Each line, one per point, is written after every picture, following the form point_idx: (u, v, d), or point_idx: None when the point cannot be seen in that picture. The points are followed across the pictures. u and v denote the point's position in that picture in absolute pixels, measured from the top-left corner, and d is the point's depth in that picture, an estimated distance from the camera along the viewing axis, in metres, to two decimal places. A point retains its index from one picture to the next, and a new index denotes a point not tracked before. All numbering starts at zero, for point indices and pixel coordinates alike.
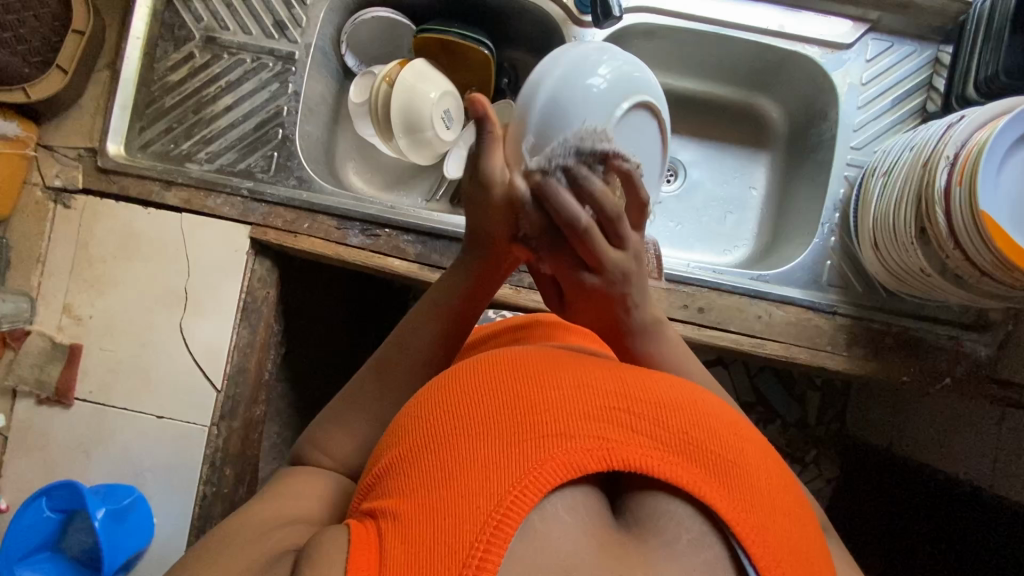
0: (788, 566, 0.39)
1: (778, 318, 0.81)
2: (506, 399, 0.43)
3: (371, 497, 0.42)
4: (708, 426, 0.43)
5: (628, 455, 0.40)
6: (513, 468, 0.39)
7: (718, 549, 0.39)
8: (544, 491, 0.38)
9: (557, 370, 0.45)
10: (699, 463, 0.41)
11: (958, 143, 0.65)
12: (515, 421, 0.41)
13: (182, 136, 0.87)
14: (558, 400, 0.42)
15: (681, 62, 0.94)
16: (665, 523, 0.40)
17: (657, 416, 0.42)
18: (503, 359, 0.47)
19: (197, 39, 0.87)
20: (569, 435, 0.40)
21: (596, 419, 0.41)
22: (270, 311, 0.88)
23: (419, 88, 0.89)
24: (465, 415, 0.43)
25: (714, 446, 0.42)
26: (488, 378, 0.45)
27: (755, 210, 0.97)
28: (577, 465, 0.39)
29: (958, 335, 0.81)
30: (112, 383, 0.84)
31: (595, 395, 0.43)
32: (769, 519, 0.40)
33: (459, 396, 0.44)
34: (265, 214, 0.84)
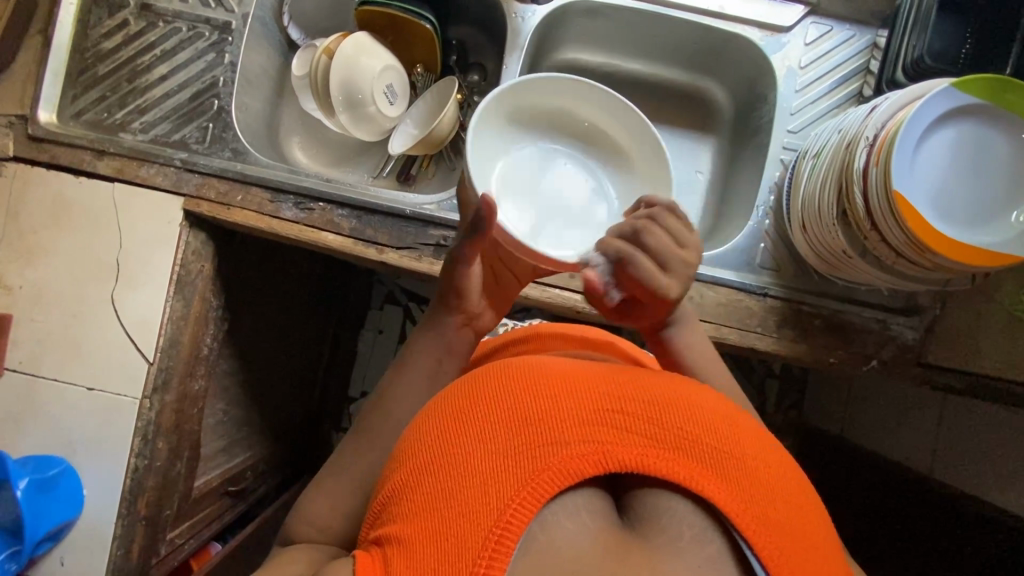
0: (791, 552, 0.40)
1: (710, 299, 0.81)
2: (499, 414, 0.44)
3: (378, 524, 0.45)
4: (704, 421, 0.44)
5: (622, 456, 0.41)
6: (512, 482, 0.40)
7: (720, 543, 0.40)
8: (545, 499, 0.40)
9: (550, 376, 0.46)
10: (695, 458, 0.42)
11: (879, 123, 0.65)
12: (509, 435, 0.43)
13: (115, 105, 0.85)
14: (551, 407, 0.43)
15: (628, 41, 0.94)
16: (670, 521, 0.41)
17: (650, 416, 0.43)
18: (493, 372, 0.49)
19: (132, 6, 0.86)
20: (566, 443, 0.42)
21: (589, 424, 0.42)
22: (205, 283, 0.88)
23: (360, 61, 0.88)
24: (462, 433, 0.44)
25: (710, 439, 0.43)
26: (484, 394, 0.46)
27: (701, 193, 0.98)
28: (576, 470, 0.41)
29: (885, 318, 0.82)
30: (42, 354, 0.83)
31: (588, 399, 0.44)
32: (770, 509, 0.41)
33: (454, 417, 0.46)
34: (198, 185, 0.83)
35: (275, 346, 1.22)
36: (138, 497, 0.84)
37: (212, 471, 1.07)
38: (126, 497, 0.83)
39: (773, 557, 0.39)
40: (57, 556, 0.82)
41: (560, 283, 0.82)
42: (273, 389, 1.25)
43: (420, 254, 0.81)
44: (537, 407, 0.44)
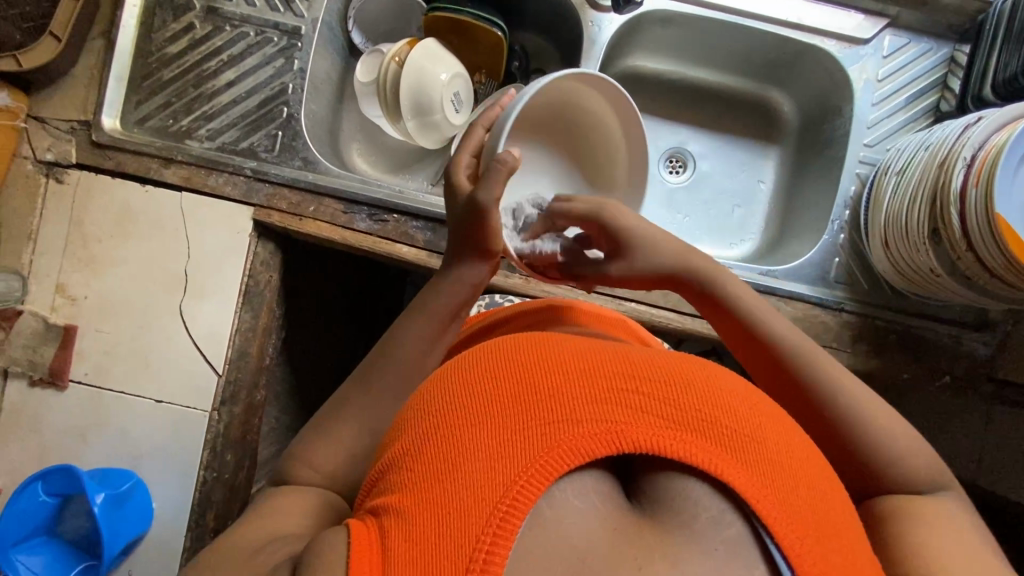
0: (819, 548, 0.36)
1: (786, 313, 0.81)
2: (509, 389, 0.41)
3: (375, 494, 0.43)
4: (726, 403, 0.41)
5: (637, 436, 0.38)
6: (519, 457, 0.38)
7: (739, 529, 0.37)
8: (551, 476, 0.37)
9: (564, 354, 0.44)
10: (717, 442, 0.38)
11: (977, 144, 0.66)
12: (518, 410, 0.40)
13: (181, 111, 0.83)
14: (564, 385, 0.41)
15: (697, 49, 0.93)
16: (685, 504, 0.38)
17: (667, 395, 0.40)
18: (503, 348, 0.46)
19: (198, 9, 0.83)
20: (577, 420, 0.39)
21: (602, 402, 0.39)
22: (273, 295, 0.86)
23: (430, 69, 0.86)
24: (466, 406, 0.41)
25: (730, 422, 0.39)
26: (490, 366, 0.44)
27: (763, 204, 0.98)
28: (586, 449, 0.38)
29: (959, 334, 0.82)
30: (109, 366, 0.82)
31: (601, 376, 0.41)
32: (795, 497, 0.38)
33: (459, 389, 0.43)
34: (270, 195, 0.81)
35: (322, 352, 1.21)
36: (207, 510, 0.83)
37: (263, 478, 1.06)
38: (196, 510, 0.82)
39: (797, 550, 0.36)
40: (126, 569, 0.81)
41: (636, 296, 0.82)
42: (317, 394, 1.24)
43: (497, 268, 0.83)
44: (549, 383, 0.41)
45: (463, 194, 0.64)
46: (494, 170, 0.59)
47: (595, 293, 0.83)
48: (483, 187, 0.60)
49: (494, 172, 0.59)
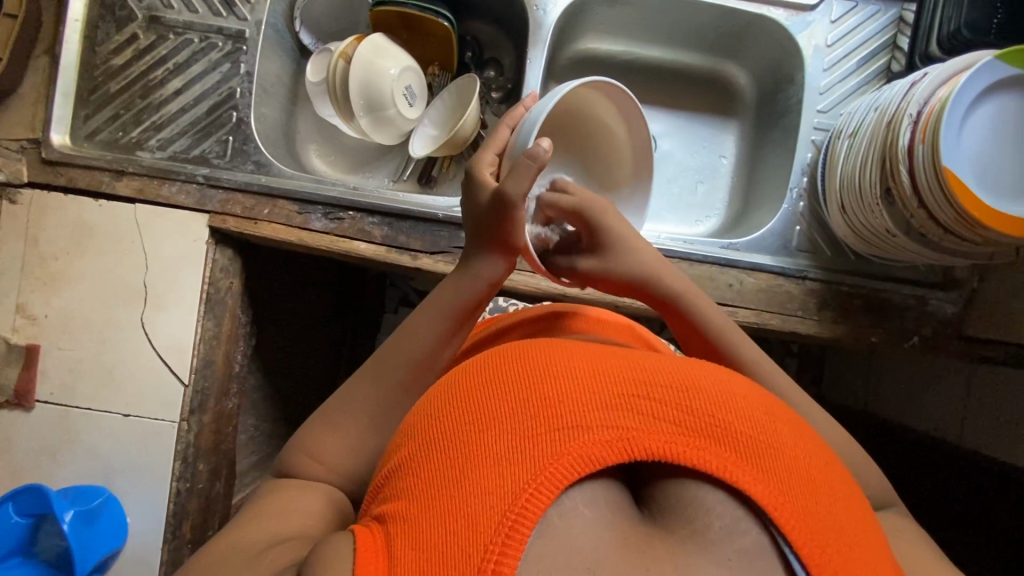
0: (834, 551, 0.37)
1: (749, 285, 0.81)
2: (519, 397, 0.42)
3: (380, 502, 0.43)
4: (737, 409, 0.41)
5: (650, 443, 0.39)
6: (531, 465, 0.38)
7: (755, 535, 0.38)
8: (564, 485, 0.38)
9: (574, 360, 0.44)
10: (729, 447, 0.39)
11: (921, 100, 0.65)
12: (530, 417, 0.40)
13: (130, 123, 0.83)
14: (577, 392, 0.41)
15: (648, 27, 0.93)
16: (697, 511, 0.38)
17: (679, 402, 0.41)
18: (514, 354, 0.46)
19: (141, 19, 0.83)
20: (590, 427, 0.39)
21: (616, 411, 0.40)
22: (235, 301, 0.86)
23: (378, 64, 0.86)
24: (477, 411, 0.42)
25: (745, 428, 0.40)
26: (501, 373, 0.44)
27: (725, 178, 0.98)
28: (599, 456, 0.39)
29: (924, 294, 0.82)
30: (74, 383, 0.81)
31: (613, 384, 0.42)
32: (807, 501, 0.38)
33: (469, 395, 0.43)
34: (223, 201, 0.81)
35: (300, 358, 1.21)
36: (182, 521, 0.83)
37: (246, 487, 1.06)
38: (171, 522, 0.82)
39: (813, 554, 0.37)
40: None
41: None
42: (298, 401, 1.24)
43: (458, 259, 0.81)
44: (561, 390, 0.41)
45: (482, 191, 0.64)
46: (522, 166, 0.59)
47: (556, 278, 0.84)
48: (510, 183, 0.60)
49: (522, 167, 0.59)
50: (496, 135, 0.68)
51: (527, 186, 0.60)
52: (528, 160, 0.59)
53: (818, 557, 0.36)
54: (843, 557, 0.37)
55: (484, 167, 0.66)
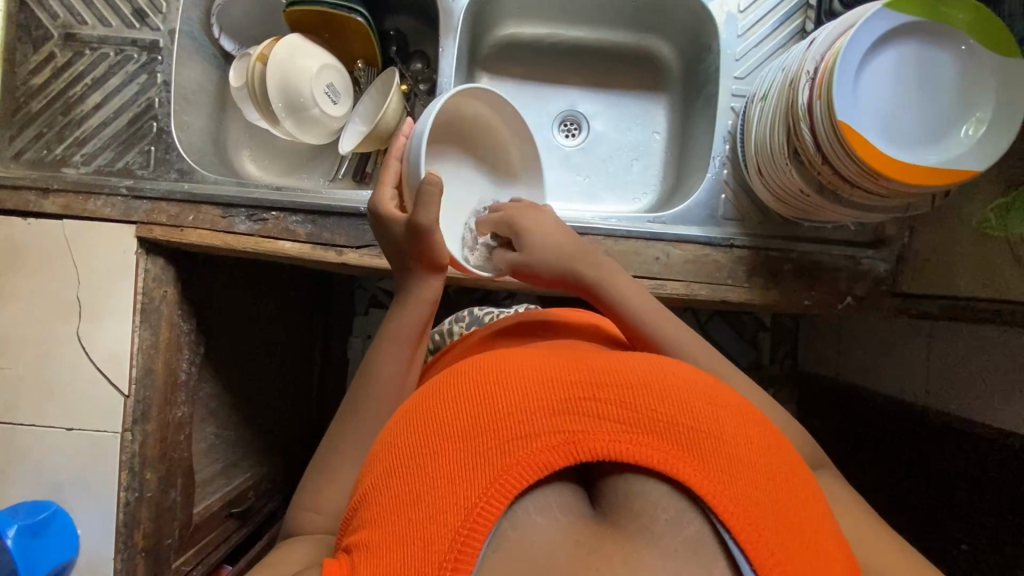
0: (774, 535, 0.37)
1: (676, 257, 0.80)
2: (466, 409, 0.42)
3: (349, 532, 0.42)
4: (680, 401, 0.41)
5: (594, 443, 0.39)
6: (479, 478, 0.38)
7: (698, 525, 0.37)
8: (512, 494, 0.38)
9: (522, 367, 0.44)
10: (672, 440, 0.39)
11: (818, 57, 0.65)
12: (479, 430, 0.40)
13: (54, 141, 0.83)
14: (522, 401, 0.41)
15: (566, 7, 0.93)
16: (642, 506, 0.38)
17: (624, 401, 0.41)
18: (466, 369, 0.46)
19: (56, 38, 0.83)
20: (535, 434, 0.39)
21: (559, 415, 0.40)
22: (171, 310, 0.87)
23: (296, 64, 0.87)
24: (428, 430, 0.41)
25: (687, 419, 0.40)
26: (453, 391, 0.44)
27: (659, 154, 0.98)
28: (545, 461, 0.39)
29: (855, 253, 0.81)
30: (16, 401, 0.82)
31: (557, 387, 0.42)
32: (752, 486, 0.38)
33: (423, 415, 0.43)
34: (148, 211, 0.81)
35: (262, 365, 1.22)
36: (133, 530, 0.84)
37: (211, 495, 1.07)
38: (121, 532, 0.83)
39: (749, 535, 0.36)
40: None
41: None
42: (265, 408, 1.25)
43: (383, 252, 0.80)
44: (507, 401, 0.41)
45: (399, 224, 0.65)
46: (426, 193, 0.61)
47: None
48: (419, 213, 0.61)
49: (429, 195, 0.60)
50: (386, 171, 0.68)
51: (438, 212, 0.62)
52: (427, 188, 0.61)
53: (757, 538, 0.36)
54: (787, 542, 0.37)
55: (387, 203, 0.67)
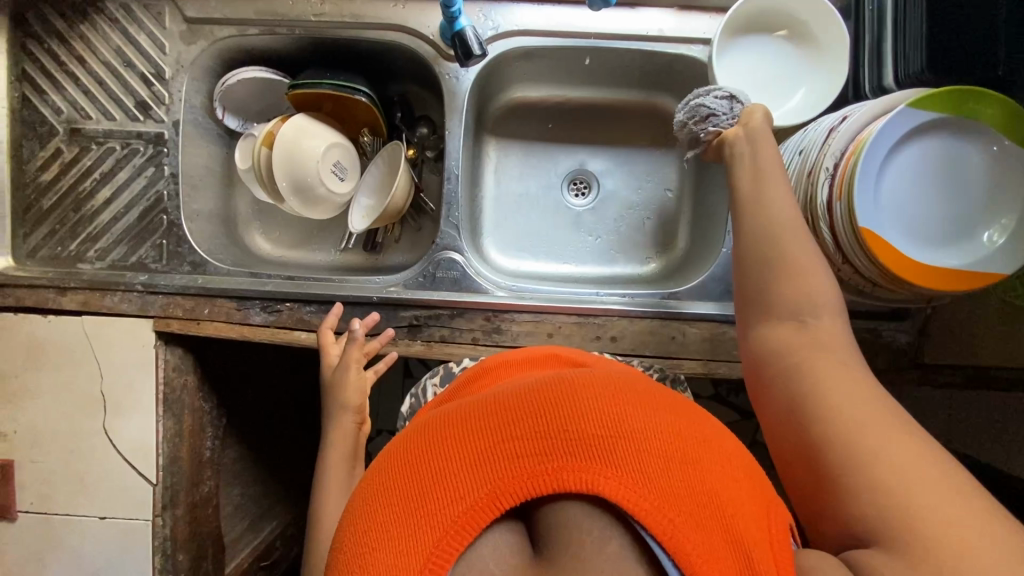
0: (700, 522, 0.35)
1: (693, 335, 0.79)
2: (393, 485, 0.39)
3: None
4: (586, 409, 0.39)
5: (517, 486, 0.37)
6: (413, 555, 0.36)
7: (621, 539, 0.36)
8: (451, 560, 0.36)
9: (439, 423, 0.42)
10: (587, 456, 0.37)
11: (837, 154, 0.62)
12: (404, 501, 0.38)
13: (67, 237, 0.84)
14: (442, 458, 0.39)
15: (571, 72, 0.90)
16: (570, 533, 0.36)
17: (535, 428, 0.38)
18: (395, 442, 0.44)
19: (61, 133, 0.83)
20: (459, 495, 0.37)
21: (479, 462, 0.38)
22: (192, 395, 0.88)
23: (302, 146, 0.86)
24: (360, 521, 0.39)
25: (597, 428, 0.38)
26: (381, 469, 0.42)
27: (671, 212, 0.96)
28: (475, 519, 0.36)
29: (876, 326, 0.79)
30: (50, 493, 0.85)
31: (471, 431, 0.40)
32: (676, 484, 0.37)
33: (357, 507, 0.41)
34: (164, 305, 0.82)
35: (282, 419, 1.23)
36: None
37: (240, 553, 1.10)
38: None
39: (671, 533, 0.35)
40: None
41: (539, 343, 0.80)
42: (288, 457, 1.27)
43: (396, 338, 0.81)
44: (427, 460, 0.39)
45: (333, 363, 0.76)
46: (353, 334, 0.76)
47: (496, 346, 0.81)
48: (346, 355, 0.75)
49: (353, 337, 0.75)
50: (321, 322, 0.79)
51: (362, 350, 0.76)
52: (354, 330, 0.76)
53: (684, 540, 0.35)
54: (715, 536, 0.36)
55: (332, 357, 0.77)
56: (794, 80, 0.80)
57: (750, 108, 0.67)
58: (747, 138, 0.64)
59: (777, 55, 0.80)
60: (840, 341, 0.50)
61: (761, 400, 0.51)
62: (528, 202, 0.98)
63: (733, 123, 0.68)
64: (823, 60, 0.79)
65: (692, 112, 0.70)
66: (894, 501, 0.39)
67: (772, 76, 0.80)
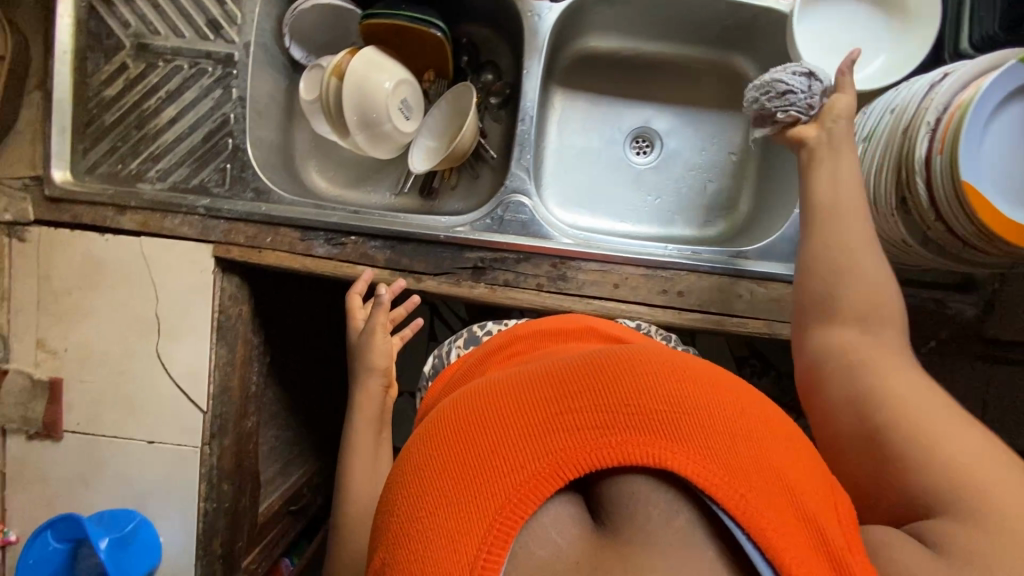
0: (771, 498, 0.34)
1: (761, 295, 0.79)
2: (449, 458, 0.38)
3: None
4: (646, 385, 0.38)
5: (578, 458, 0.36)
6: (474, 527, 0.34)
7: (691, 513, 0.35)
8: (515, 532, 0.34)
9: (491, 400, 0.41)
10: (650, 431, 0.36)
11: (941, 106, 0.61)
12: (463, 473, 0.37)
13: (128, 155, 0.82)
14: (499, 431, 0.38)
15: (648, 21, 0.89)
16: (636, 504, 0.35)
17: (594, 403, 0.38)
18: (441, 418, 0.43)
19: (128, 47, 0.81)
20: (520, 466, 0.36)
21: (537, 434, 0.37)
22: (246, 326, 0.87)
23: (372, 79, 0.84)
24: (413, 494, 0.38)
25: (660, 403, 0.37)
26: (431, 443, 0.41)
27: (736, 176, 0.94)
28: (538, 490, 0.35)
29: (944, 297, 0.79)
30: (98, 414, 0.84)
31: (528, 407, 0.39)
32: (741, 461, 0.35)
33: (405, 482, 0.40)
34: (226, 231, 0.81)
35: (315, 367, 1.22)
36: (212, 540, 0.86)
37: (272, 494, 1.09)
38: (201, 540, 0.85)
39: (743, 507, 0.34)
40: None
41: (604, 293, 0.79)
42: (318, 406, 1.26)
43: (460, 280, 0.80)
44: (482, 434, 0.39)
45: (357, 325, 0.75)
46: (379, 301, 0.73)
47: (562, 293, 0.80)
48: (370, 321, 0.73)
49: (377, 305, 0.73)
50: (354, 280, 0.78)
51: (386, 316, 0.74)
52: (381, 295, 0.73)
53: (758, 515, 0.33)
54: (789, 516, 0.34)
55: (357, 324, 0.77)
56: (870, 47, 0.77)
57: (830, 104, 0.62)
58: (827, 141, 0.60)
59: (857, 22, 0.77)
60: (889, 319, 0.51)
61: (815, 401, 0.50)
62: (590, 156, 0.96)
63: (808, 110, 0.62)
64: (911, 26, 0.75)
65: (766, 87, 0.64)
66: (961, 482, 0.39)
67: (849, 43, 0.77)
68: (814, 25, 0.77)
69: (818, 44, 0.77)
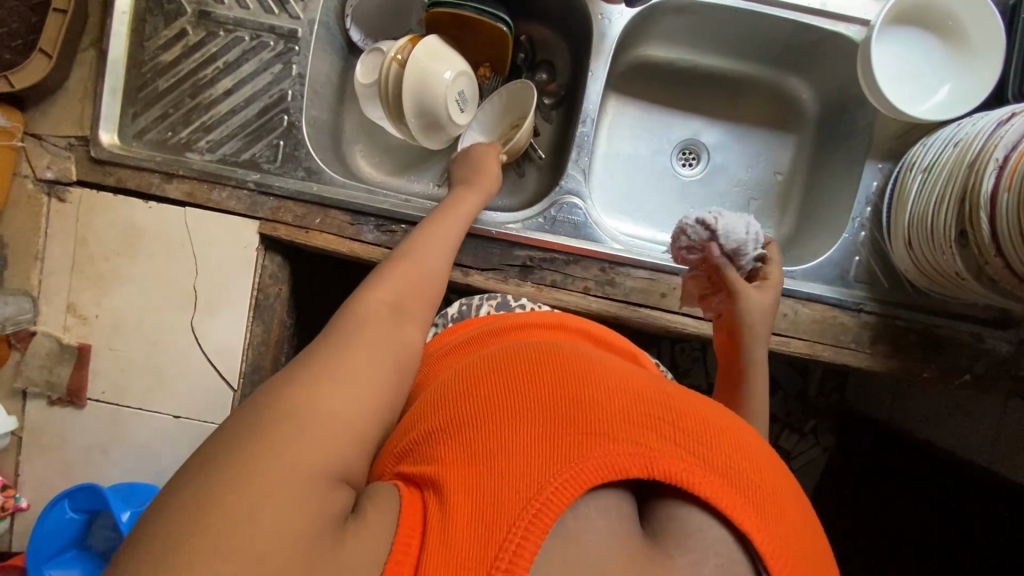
0: None
1: (804, 316, 0.80)
2: (554, 396, 0.41)
3: (404, 462, 0.41)
4: (747, 454, 0.41)
5: (669, 466, 0.38)
6: (558, 463, 0.37)
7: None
8: (586, 488, 0.36)
9: (604, 374, 0.44)
10: (739, 489, 0.38)
11: (1010, 145, 0.62)
12: (564, 415, 0.39)
13: (179, 123, 0.81)
14: (607, 400, 0.41)
15: (710, 35, 0.90)
16: (697, 543, 0.37)
17: (699, 437, 0.40)
18: (545, 354, 0.46)
19: (189, 14, 0.80)
20: (617, 439, 0.38)
21: (642, 427, 0.39)
22: (283, 308, 0.84)
23: (431, 69, 0.82)
24: (506, 408, 0.40)
25: (754, 474, 0.39)
26: (534, 372, 0.43)
27: (781, 196, 0.95)
28: (622, 470, 0.37)
29: (981, 332, 0.80)
30: (124, 383, 0.82)
31: (640, 402, 0.42)
32: (796, 554, 0.37)
33: (500, 390, 0.42)
34: (274, 208, 0.80)
35: None
36: None
37: None
38: None
39: None
40: None
41: (651, 302, 0.79)
42: None
43: (507, 277, 0.80)
44: (591, 393, 0.41)
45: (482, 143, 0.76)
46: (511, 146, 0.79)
47: (608, 298, 0.79)
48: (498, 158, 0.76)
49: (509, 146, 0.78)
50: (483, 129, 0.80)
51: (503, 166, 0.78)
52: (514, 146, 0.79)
53: None
54: None
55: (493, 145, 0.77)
56: (933, 77, 0.79)
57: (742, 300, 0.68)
58: (733, 369, 0.67)
59: (920, 53, 0.79)
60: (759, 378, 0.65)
61: None
62: (636, 164, 0.97)
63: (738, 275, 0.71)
64: (976, 58, 0.76)
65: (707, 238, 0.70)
66: None
67: (912, 73, 0.79)
68: (881, 52, 0.79)
69: (883, 71, 0.79)
